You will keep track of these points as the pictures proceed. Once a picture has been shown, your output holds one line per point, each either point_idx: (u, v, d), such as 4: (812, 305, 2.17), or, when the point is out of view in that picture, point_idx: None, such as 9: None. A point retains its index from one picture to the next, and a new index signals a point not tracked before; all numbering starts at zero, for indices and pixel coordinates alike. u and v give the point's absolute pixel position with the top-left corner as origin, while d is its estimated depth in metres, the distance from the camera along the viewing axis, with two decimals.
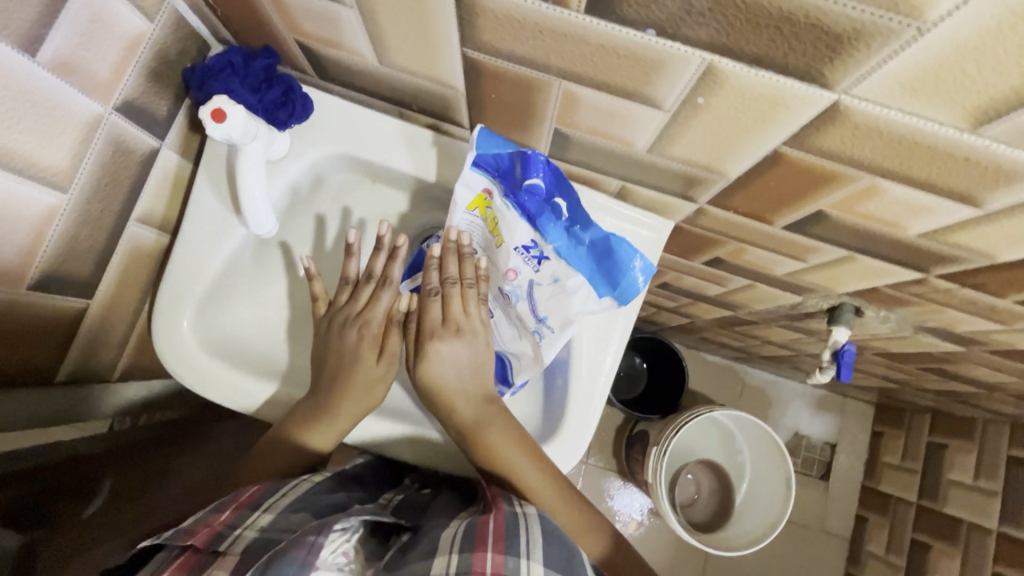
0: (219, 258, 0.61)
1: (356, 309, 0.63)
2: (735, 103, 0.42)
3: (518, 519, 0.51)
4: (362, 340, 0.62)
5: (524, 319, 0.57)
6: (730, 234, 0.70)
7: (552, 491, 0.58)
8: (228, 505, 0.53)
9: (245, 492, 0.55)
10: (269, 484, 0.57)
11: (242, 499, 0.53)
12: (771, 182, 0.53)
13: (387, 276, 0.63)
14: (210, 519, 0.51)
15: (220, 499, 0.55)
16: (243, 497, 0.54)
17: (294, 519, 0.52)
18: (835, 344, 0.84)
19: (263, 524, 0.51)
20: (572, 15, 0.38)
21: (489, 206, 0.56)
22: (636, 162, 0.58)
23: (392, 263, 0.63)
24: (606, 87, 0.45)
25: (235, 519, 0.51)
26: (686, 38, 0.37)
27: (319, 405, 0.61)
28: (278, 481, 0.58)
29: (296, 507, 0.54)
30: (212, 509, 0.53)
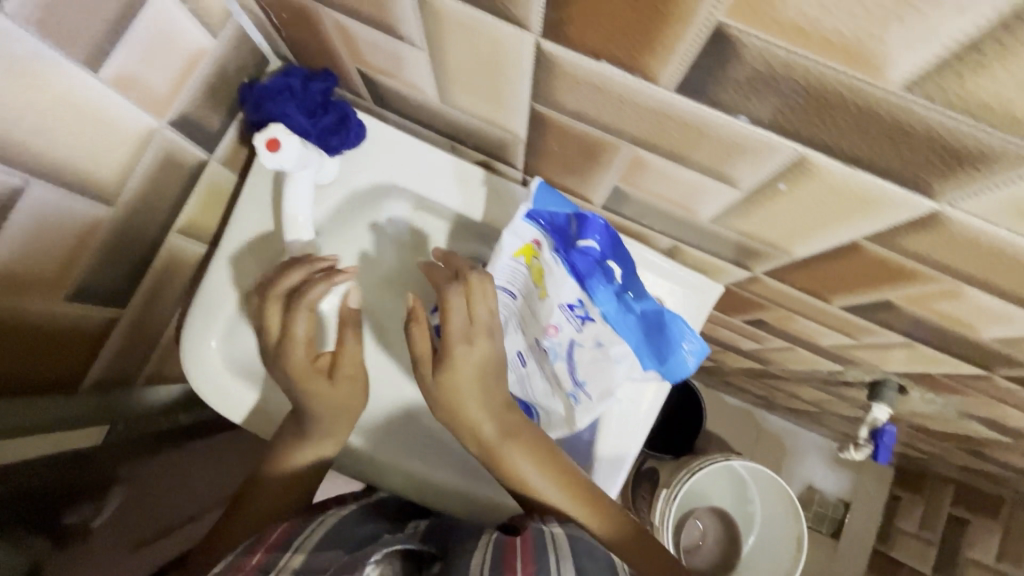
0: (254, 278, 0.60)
1: (273, 337, 0.56)
2: (823, 196, 0.39)
3: (548, 539, 0.47)
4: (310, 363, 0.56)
5: (561, 378, 0.54)
6: (779, 302, 0.66)
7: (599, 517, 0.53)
8: (259, 546, 0.52)
9: (274, 531, 0.54)
10: (298, 520, 0.56)
11: (274, 538, 0.52)
12: (838, 267, 0.50)
13: (305, 292, 0.54)
14: (242, 564, 0.50)
15: (249, 540, 0.54)
16: (273, 537, 0.53)
17: (326, 557, 0.50)
18: (872, 422, 0.81)
19: (296, 566, 0.49)
20: (658, 91, 0.36)
21: (536, 257, 0.53)
22: (694, 227, 0.55)
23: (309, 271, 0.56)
24: (680, 159, 0.43)
25: (268, 561, 0.50)
26: (782, 129, 0.34)
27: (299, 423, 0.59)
28: (306, 518, 0.56)
29: (326, 544, 0.52)
30: (243, 550, 0.52)
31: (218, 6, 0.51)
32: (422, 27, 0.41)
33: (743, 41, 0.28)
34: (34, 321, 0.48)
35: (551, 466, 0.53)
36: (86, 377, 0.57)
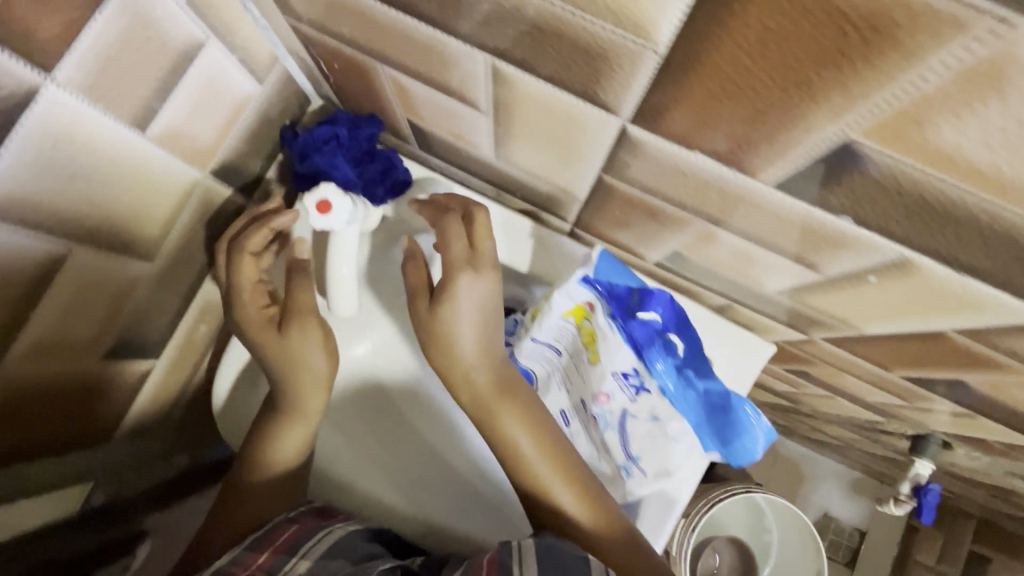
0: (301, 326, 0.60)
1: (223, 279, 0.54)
2: (918, 291, 0.36)
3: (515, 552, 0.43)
4: (256, 311, 0.53)
5: (612, 449, 0.51)
6: (829, 361, 0.64)
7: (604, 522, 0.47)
8: (268, 544, 0.50)
9: (287, 528, 0.52)
10: (313, 519, 0.53)
11: (281, 540, 0.50)
12: (909, 347, 0.47)
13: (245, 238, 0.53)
14: (248, 560, 0.49)
15: (261, 531, 0.52)
16: (279, 540, 0.51)
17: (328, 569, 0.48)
18: (916, 479, 0.80)
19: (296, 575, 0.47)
20: (751, 185, 0.33)
21: (588, 319, 0.51)
22: (753, 293, 0.53)
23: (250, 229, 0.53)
24: (758, 241, 0.40)
25: (271, 564, 0.48)
26: (887, 233, 0.32)
27: (271, 399, 0.56)
28: (319, 521, 0.53)
29: (331, 556, 0.49)
30: (250, 547, 0.50)
31: (265, 53, 0.49)
32: (490, 94, 0.39)
33: (872, 158, 0.26)
34: (70, 383, 0.46)
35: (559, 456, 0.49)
36: (116, 431, 0.55)
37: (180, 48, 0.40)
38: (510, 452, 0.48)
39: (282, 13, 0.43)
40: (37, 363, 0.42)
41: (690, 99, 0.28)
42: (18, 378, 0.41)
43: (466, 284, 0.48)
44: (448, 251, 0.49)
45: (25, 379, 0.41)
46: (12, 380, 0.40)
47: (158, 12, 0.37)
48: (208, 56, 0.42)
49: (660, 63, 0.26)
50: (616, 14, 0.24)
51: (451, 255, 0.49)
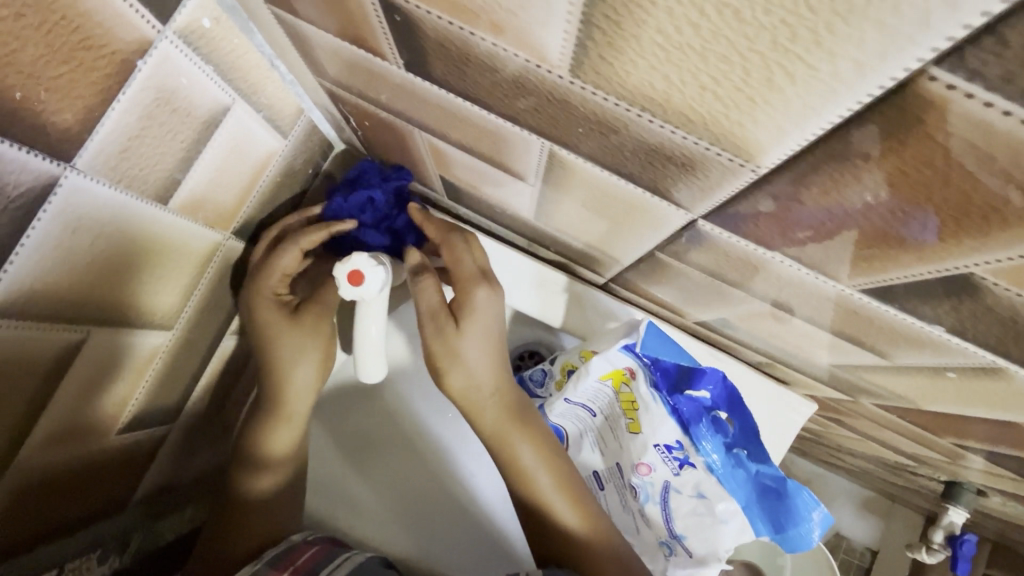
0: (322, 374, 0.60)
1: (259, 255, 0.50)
2: (1003, 391, 0.34)
3: None
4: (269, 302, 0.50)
5: (654, 522, 0.49)
6: (869, 417, 0.61)
7: (614, 555, 0.45)
8: (288, 565, 0.48)
9: (304, 552, 0.50)
10: (328, 547, 0.52)
11: (303, 560, 0.49)
12: (972, 424, 0.45)
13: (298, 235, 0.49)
14: None
15: (278, 550, 0.51)
16: (301, 560, 0.49)
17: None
18: (949, 527, 0.78)
19: None
20: (830, 284, 0.31)
21: (627, 384, 0.49)
22: (801, 360, 0.50)
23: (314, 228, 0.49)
24: (826, 325, 0.38)
25: None
26: (983, 344, 0.29)
27: (273, 421, 0.53)
28: (338, 547, 0.52)
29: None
30: (270, 563, 0.49)
31: (291, 106, 0.46)
32: (541, 169, 0.36)
33: (995, 291, 0.23)
34: (85, 463, 0.43)
35: (571, 487, 0.47)
36: (133, 496, 0.53)
37: (205, 116, 0.37)
38: (549, 529, 0.46)
39: (313, 72, 0.40)
40: (55, 448, 0.39)
41: (782, 212, 0.25)
42: (36, 467, 0.38)
43: (479, 309, 0.46)
44: (486, 318, 0.46)
45: (43, 466, 0.39)
46: (29, 470, 0.38)
47: (185, 82, 0.34)
48: (235, 119, 0.40)
49: (758, 179, 0.24)
50: (718, 136, 0.22)
51: (488, 321, 0.47)
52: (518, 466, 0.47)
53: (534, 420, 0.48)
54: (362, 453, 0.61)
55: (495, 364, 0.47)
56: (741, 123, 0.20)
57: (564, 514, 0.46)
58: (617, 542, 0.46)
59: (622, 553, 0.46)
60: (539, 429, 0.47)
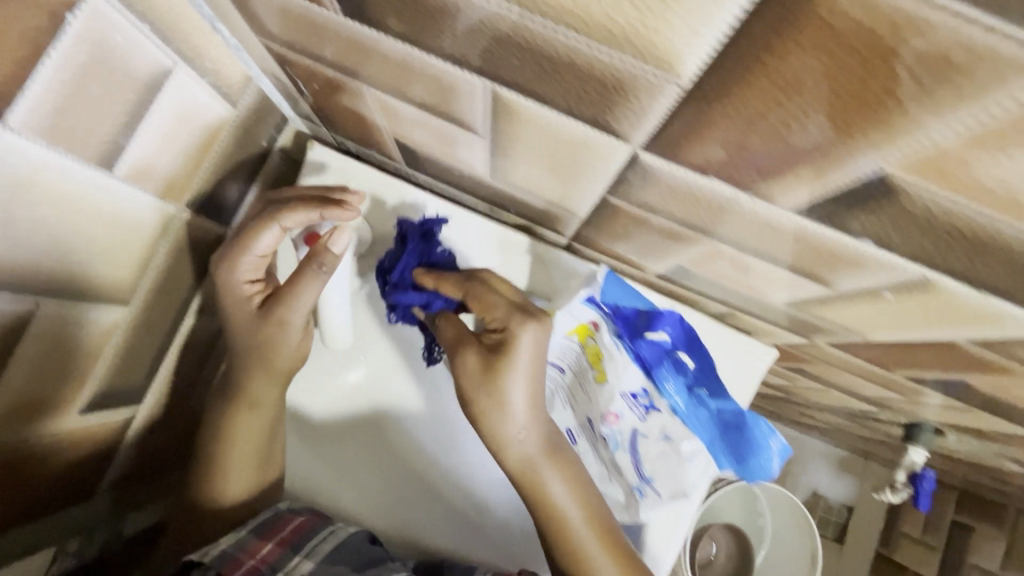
0: None
1: (245, 240, 0.50)
2: (936, 308, 0.36)
3: None
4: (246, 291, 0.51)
5: (623, 469, 0.51)
6: (829, 361, 0.63)
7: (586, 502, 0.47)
8: (274, 533, 0.52)
9: (291, 522, 0.53)
10: (317, 515, 0.55)
11: (287, 532, 0.52)
12: (918, 353, 0.47)
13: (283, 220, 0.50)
14: (253, 547, 0.51)
15: (266, 518, 0.53)
16: (285, 530, 0.52)
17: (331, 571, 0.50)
18: (911, 466, 0.81)
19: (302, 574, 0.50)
20: (770, 208, 0.32)
21: (593, 338, 0.50)
22: (757, 303, 0.52)
23: (305, 215, 0.49)
24: (773, 258, 0.39)
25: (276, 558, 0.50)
26: (910, 255, 0.31)
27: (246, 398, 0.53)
28: (326, 517, 0.55)
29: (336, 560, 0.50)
30: (256, 531, 0.52)
31: (237, 73, 0.45)
32: (489, 118, 0.37)
33: (907, 190, 0.25)
34: (47, 444, 0.43)
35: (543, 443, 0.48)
36: (102, 481, 0.52)
37: (146, 78, 0.36)
38: (563, 552, 0.46)
39: (255, 33, 0.40)
40: (11, 428, 0.39)
41: (709, 129, 0.27)
42: None
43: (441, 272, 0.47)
44: None
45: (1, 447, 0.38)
46: None
47: (120, 40, 0.33)
48: (178, 84, 0.39)
49: (683, 95, 0.25)
50: (638, 48, 0.23)
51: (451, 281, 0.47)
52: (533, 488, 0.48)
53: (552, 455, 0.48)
54: (346, 438, 0.60)
55: (513, 415, 0.46)
56: (657, 30, 0.21)
57: (536, 465, 0.47)
58: (589, 489, 0.47)
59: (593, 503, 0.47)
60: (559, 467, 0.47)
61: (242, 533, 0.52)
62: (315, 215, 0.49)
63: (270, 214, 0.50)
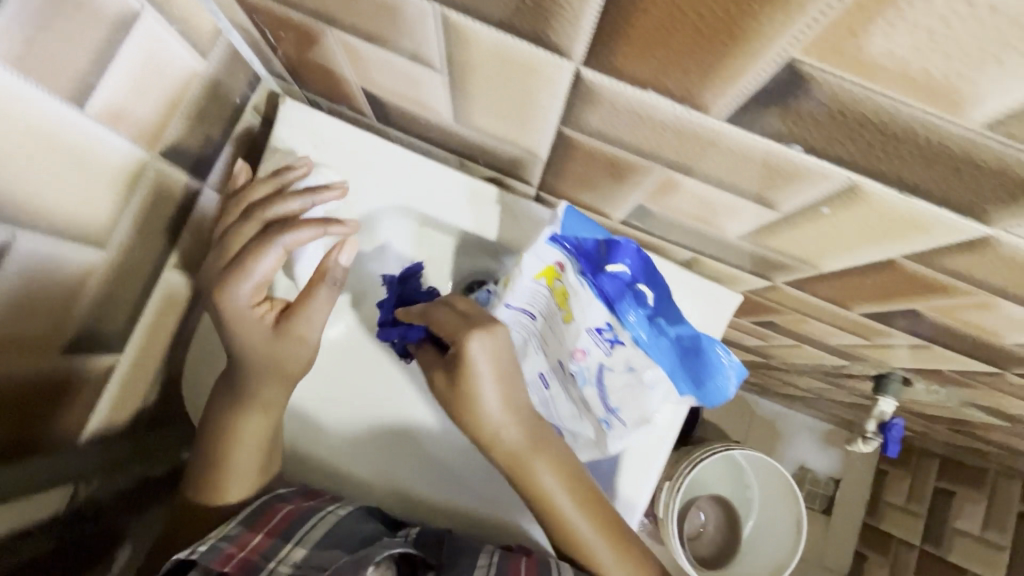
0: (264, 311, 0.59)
1: (247, 263, 0.52)
2: (868, 218, 0.38)
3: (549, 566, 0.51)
4: (253, 310, 0.53)
5: (591, 404, 0.54)
6: (794, 307, 0.66)
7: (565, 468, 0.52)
8: (262, 525, 0.54)
9: (279, 512, 0.55)
10: (303, 503, 0.56)
11: (275, 523, 0.54)
12: (867, 281, 0.49)
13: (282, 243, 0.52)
14: (243, 540, 0.52)
15: (254, 511, 0.55)
16: (274, 520, 0.54)
17: (325, 555, 0.52)
18: (880, 416, 0.83)
19: (296, 560, 0.52)
20: (709, 120, 0.34)
21: (559, 279, 0.52)
22: (717, 241, 0.54)
23: (303, 234, 0.52)
24: (722, 184, 0.41)
25: (268, 547, 0.52)
26: (836, 158, 0.33)
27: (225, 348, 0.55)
28: (313, 504, 0.56)
29: (330, 543, 0.53)
30: (245, 524, 0.53)
31: (206, 24, 0.47)
32: (444, 50, 0.39)
33: (816, 77, 0.27)
34: (28, 382, 0.44)
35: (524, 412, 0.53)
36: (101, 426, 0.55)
37: (114, 16, 0.38)
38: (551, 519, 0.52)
39: None
40: None
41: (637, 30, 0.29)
42: None
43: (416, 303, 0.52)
44: None
45: None
46: None
47: None
48: (147, 27, 0.41)
49: None
50: None
51: None
52: (528, 482, 0.52)
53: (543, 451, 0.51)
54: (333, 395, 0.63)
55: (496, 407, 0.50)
56: None
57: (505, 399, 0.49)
58: None
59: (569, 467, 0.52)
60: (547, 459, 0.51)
61: (230, 527, 0.53)
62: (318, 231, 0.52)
63: (271, 234, 0.52)
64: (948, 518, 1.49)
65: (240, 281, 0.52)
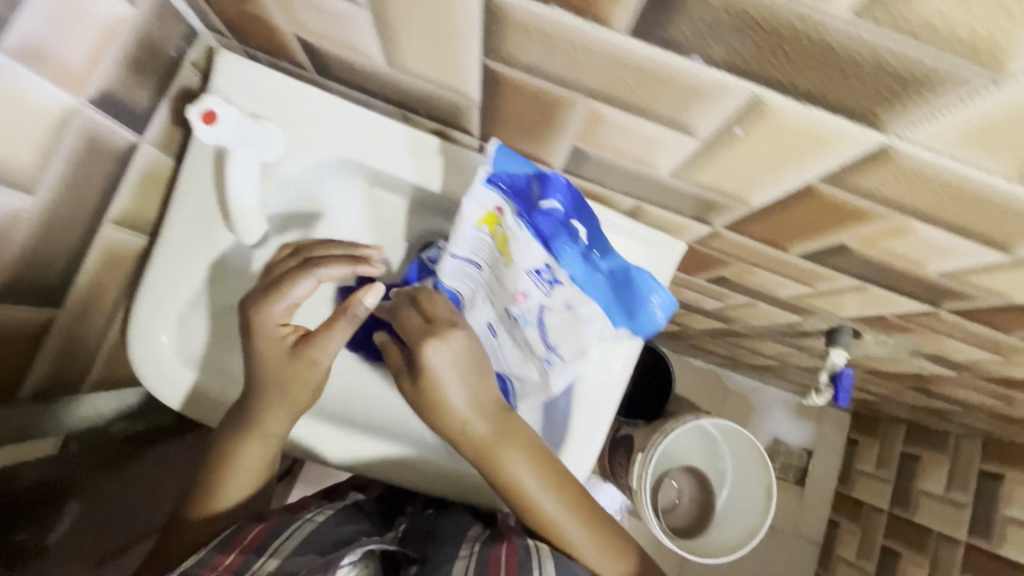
0: (203, 269, 0.58)
1: (279, 291, 0.56)
2: (777, 137, 0.39)
3: (529, 552, 0.53)
4: (279, 331, 0.57)
5: (533, 345, 0.56)
6: (739, 257, 0.68)
7: (532, 456, 0.53)
8: (234, 545, 0.54)
9: (251, 530, 0.56)
10: (275, 520, 0.58)
11: (248, 540, 0.54)
12: (795, 215, 0.51)
13: (315, 275, 0.57)
14: (215, 561, 0.52)
15: (227, 531, 0.56)
16: (247, 538, 0.55)
17: (301, 560, 0.53)
18: (832, 366, 0.85)
19: (269, 570, 0.52)
20: (616, 36, 0.35)
21: (499, 224, 0.53)
22: (653, 183, 0.55)
23: (340, 269, 0.57)
24: (642, 112, 0.42)
25: (242, 563, 0.52)
26: (736, 69, 0.34)
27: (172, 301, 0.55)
28: (283, 521, 0.58)
29: (303, 549, 0.55)
30: (215, 548, 0.54)
31: None
32: None
33: None
34: None
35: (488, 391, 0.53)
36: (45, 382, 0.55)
37: None
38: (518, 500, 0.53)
39: None
40: None
41: None
42: None
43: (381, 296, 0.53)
44: None
45: None
46: None
47: None
48: None
49: None
50: None
51: None
52: (501, 472, 0.52)
53: (514, 443, 0.52)
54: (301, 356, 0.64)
55: (461, 395, 0.51)
56: None
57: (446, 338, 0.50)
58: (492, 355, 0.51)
59: (532, 449, 0.53)
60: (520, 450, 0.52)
61: (201, 555, 0.53)
62: (348, 269, 0.57)
63: (308, 267, 0.56)
64: (915, 479, 1.49)
65: (274, 301, 0.56)
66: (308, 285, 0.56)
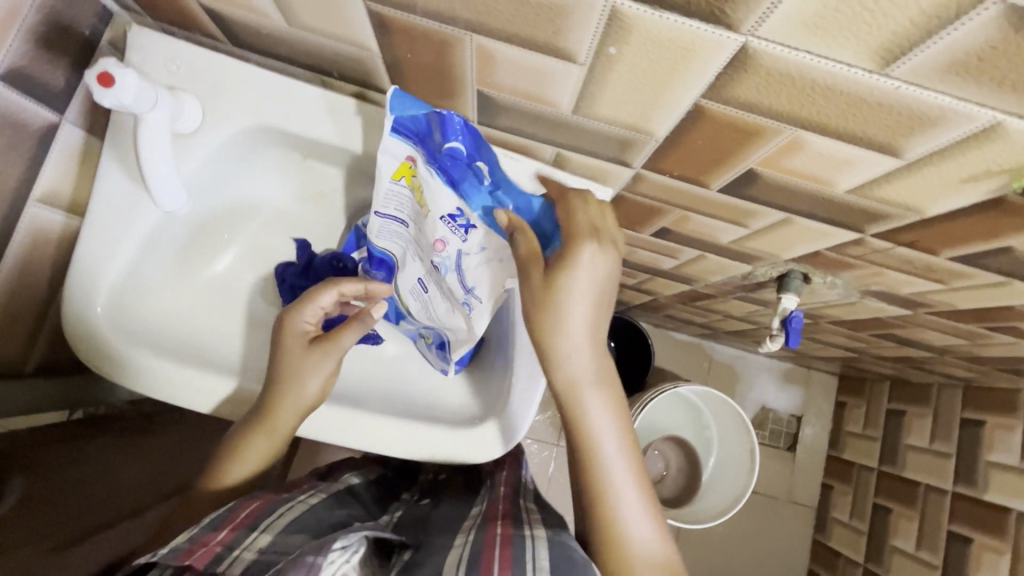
0: (135, 241, 0.60)
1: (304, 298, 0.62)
2: (648, 52, 0.41)
3: (525, 541, 0.54)
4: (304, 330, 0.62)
5: (454, 289, 0.61)
6: (670, 202, 0.69)
7: (610, 401, 0.58)
8: (227, 522, 0.53)
9: (245, 508, 0.55)
10: (264, 502, 0.57)
11: (241, 518, 0.53)
12: (701, 142, 0.52)
13: (336, 289, 0.63)
14: (208, 537, 0.51)
15: (219, 512, 0.55)
16: (240, 516, 0.54)
17: (293, 539, 0.53)
18: (783, 311, 0.85)
19: (262, 545, 0.51)
20: None
21: (414, 173, 0.56)
22: (563, 127, 0.56)
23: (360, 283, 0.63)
24: (523, 42, 0.44)
25: (235, 538, 0.52)
26: None
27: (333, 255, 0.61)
28: (273, 501, 0.58)
29: (293, 529, 0.54)
30: (209, 525, 0.52)
31: None
32: None
33: None
34: None
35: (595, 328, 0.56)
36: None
37: None
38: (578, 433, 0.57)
39: None
40: None
41: None
42: None
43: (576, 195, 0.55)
44: None
45: None
46: None
47: None
48: None
49: None
50: None
51: None
52: (576, 416, 0.57)
53: (599, 389, 0.57)
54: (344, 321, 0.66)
55: (577, 314, 0.54)
56: None
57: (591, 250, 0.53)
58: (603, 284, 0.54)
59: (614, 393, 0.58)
60: (601, 395, 0.57)
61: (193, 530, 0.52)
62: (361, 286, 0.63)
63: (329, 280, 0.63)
64: (902, 435, 1.46)
65: (301, 306, 0.62)
66: (328, 296, 0.62)
